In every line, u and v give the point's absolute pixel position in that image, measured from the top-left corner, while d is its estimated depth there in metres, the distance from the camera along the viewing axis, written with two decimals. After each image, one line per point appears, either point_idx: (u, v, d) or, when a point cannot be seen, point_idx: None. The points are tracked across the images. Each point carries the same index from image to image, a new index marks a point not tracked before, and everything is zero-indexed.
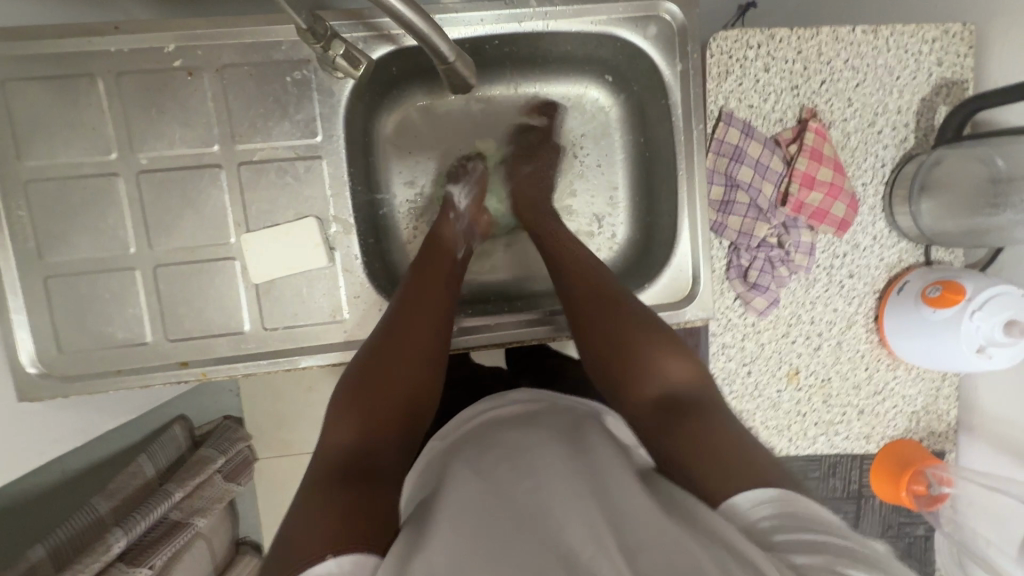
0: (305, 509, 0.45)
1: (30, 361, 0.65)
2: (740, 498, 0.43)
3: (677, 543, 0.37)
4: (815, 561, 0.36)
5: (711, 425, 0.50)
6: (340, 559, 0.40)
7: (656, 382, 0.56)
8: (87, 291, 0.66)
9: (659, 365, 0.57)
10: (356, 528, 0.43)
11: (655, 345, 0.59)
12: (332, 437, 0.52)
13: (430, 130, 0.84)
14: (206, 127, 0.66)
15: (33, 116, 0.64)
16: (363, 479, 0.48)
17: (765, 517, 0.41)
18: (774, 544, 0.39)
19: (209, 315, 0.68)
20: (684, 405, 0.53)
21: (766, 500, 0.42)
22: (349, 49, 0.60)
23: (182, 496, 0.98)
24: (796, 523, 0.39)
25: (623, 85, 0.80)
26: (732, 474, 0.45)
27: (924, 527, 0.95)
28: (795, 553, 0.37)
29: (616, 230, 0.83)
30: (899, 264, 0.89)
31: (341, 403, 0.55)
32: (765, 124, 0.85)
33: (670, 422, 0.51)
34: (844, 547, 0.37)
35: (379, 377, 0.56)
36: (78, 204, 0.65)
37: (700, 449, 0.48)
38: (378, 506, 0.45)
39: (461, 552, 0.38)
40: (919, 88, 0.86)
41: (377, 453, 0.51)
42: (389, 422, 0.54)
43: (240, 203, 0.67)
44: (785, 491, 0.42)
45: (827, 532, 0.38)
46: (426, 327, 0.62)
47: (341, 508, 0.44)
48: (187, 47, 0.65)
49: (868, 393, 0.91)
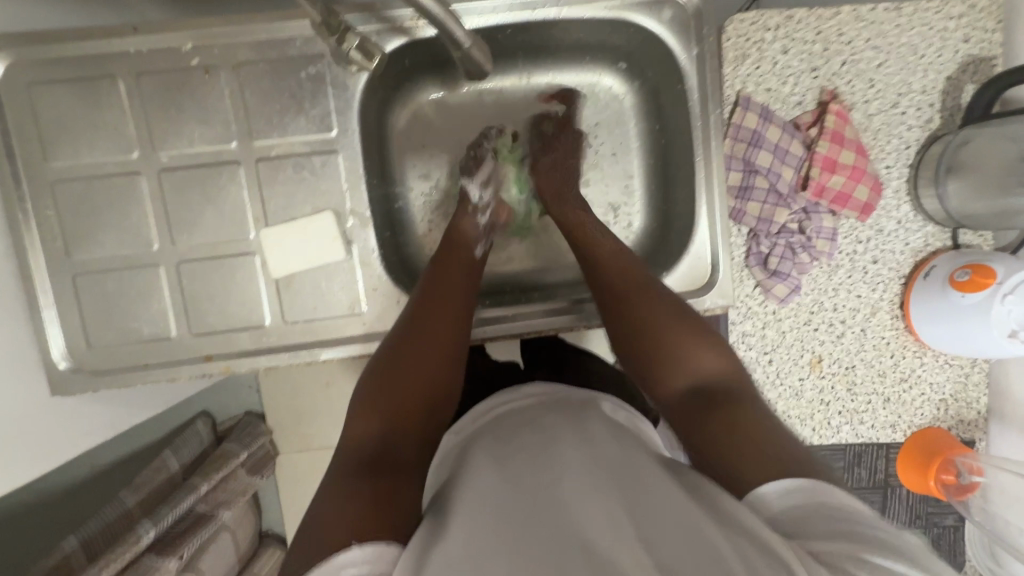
0: (330, 497, 0.46)
1: (61, 356, 0.67)
2: (766, 488, 0.42)
3: (695, 537, 0.37)
4: (835, 550, 0.36)
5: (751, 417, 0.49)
6: (363, 546, 0.40)
7: (687, 374, 0.56)
8: (113, 288, 0.67)
9: (691, 357, 0.56)
10: (381, 518, 0.43)
11: (686, 336, 0.58)
12: (356, 427, 0.53)
13: (443, 122, 0.83)
14: (223, 124, 0.67)
15: (58, 117, 0.65)
16: (387, 470, 0.48)
17: (787, 504, 0.41)
18: (795, 532, 0.39)
19: (231, 310, 0.69)
20: (717, 394, 0.53)
21: (789, 490, 0.41)
22: (364, 40, 0.60)
23: (208, 489, 1.00)
24: (819, 512, 0.39)
25: (636, 71, 0.79)
26: (759, 463, 0.44)
27: (954, 517, 0.93)
28: (815, 540, 0.37)
29: (631, 219, 0.83)
30: (926, 249, 0.86)
31: (364, 395, 0.55)
32: (784, 107, 0.84)
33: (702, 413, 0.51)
34: (869, 536, 0.37)
35: (400, 368, 0.56)
36: (102, 203, 0.67)
37: (731, 446, 0.47)
38: (402, 498, 0.46)
39: (479, 543, 0.38)
40: (945, 66, 0.83)
41: (398, 446, 0.51)
42: (409, 415, 0.54)
43: (258, 199, 0.68)
44: (807, 479, 0.41)
45: (850, 521, 0.38)
46: (447, 319, 0.62)
47: (365, 499, 0.44)
48: (204, 45, 0.66)
49: (894, 380, 0.89)
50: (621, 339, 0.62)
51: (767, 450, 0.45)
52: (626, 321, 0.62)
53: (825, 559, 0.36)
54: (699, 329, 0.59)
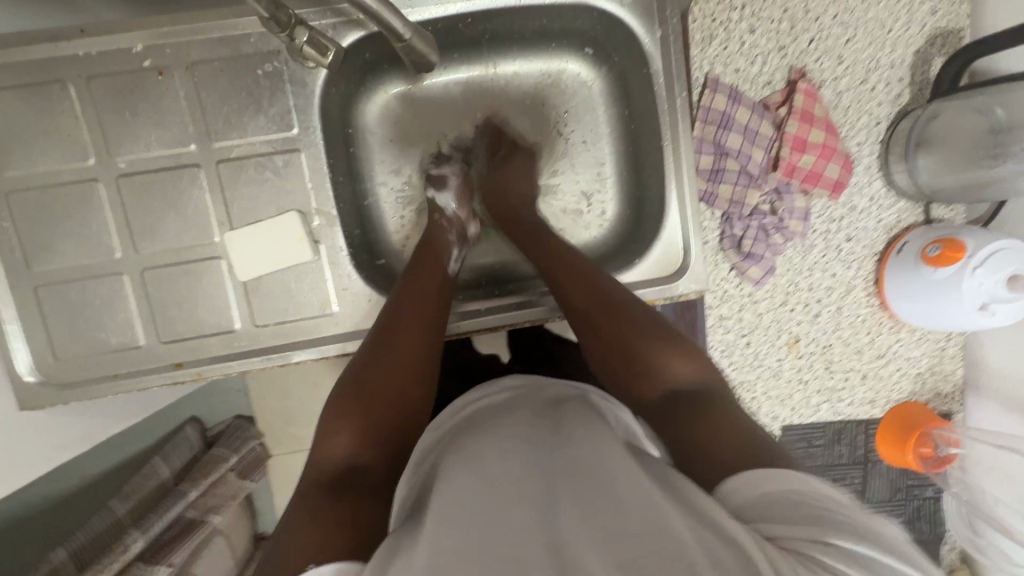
0: (295, 522, 0.46)
1: (27, 370, 0.66)
2: (733, 479, 0.43)
3: (661, 532, 0.36)
4: (795, 534, 0.37)
5: (723, 420, 0.50)
6: (321, 566, 0.40)
7: (662, 383, 0.56)
8: (77, 298, 0.66)
9: (664, 364, 0.57)
10: (345, 534, 0.44)
11: (665, 346, 0.58)
12: (328, 450, 0.53)
13: (411, 115, 0.82)
14: (180, 126, 0.65)
15: (8, 126, 0.64)
16: (355, 490, 0.49)
17: (753, 493, 0.41)
18: (756, 517, 0.40)
19: (200, 315, 0.68)
20: (692, 402, 0.54)
21: (751, 479, 0.42)
22: (314, 36, 0.59)
23: (196, 495, 0.99)
24: (785, 497, 0.40)
25: (603, 56, 0.78)
26: (723, 459, 0.46)
27: (935, 489, 0.94)
28: (778, 526, 0.38)
29: (605, 207, 0.82)
30: (899, 225, 0.87)
31: (335, 409, 0.55)
32: (753, 88, 0.83)
33: (674, 425, 0.52)
34: (839, 521, 0.37)
35: (376, 375, 0.57)
36: (61, 212, 0.65)
37: (701, 457, 0.47)
38: (365, 516, 0.46)
39: (442, 547, 0.38)
40: (913, 40, 0.83)
41: (367, 464, 0.52)
42: (381, 424, 0.54)
43: (221, 201, 0.67)
44: (775, 469, 0.42)
45: (816, 505, 0.39)
46: (422, 321, 0.63)
47: (329, 519, 0.45)
48: (155, 46, 0.64)
49: (871, 357, 0.90)
50: (598, 355, 0.61)
51: (734, 448, 0.47)
52: (602, 325, 0.61)
53: (784, 544, 0.36)
54: (671, 338, 0.59)
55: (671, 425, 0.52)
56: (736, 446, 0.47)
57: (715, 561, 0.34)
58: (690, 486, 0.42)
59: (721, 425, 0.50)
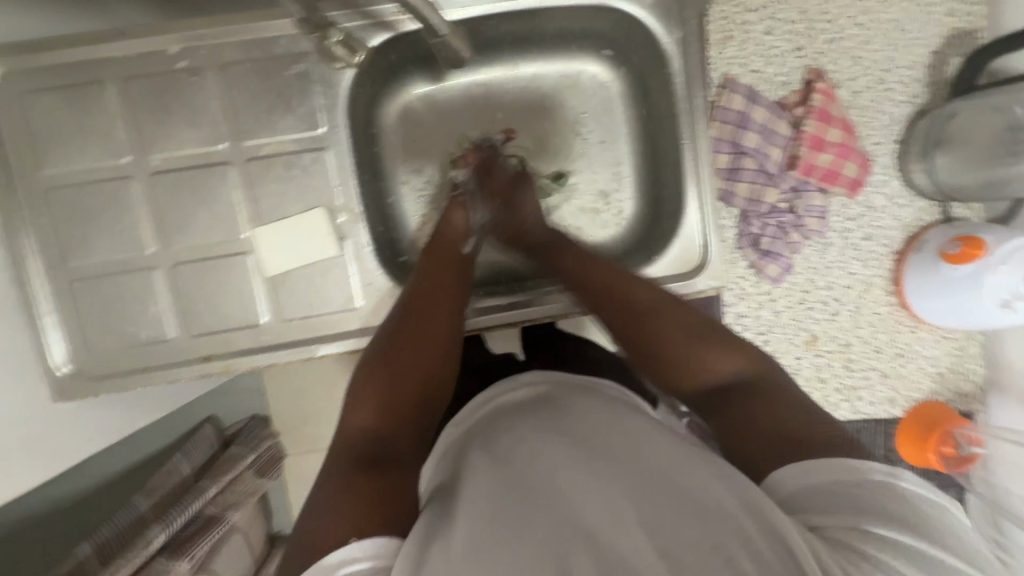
0: (323, 495, 0.47)
1: (62, 361, 0.68)
2: (779, 472, 0.43)
3: (693, 521, 0.38)
4: (839, 527, 0.38)
5: (777, 411, 0.48)
6: (360, 540, 0.41)
7: (704, 376, 0.55)
8: (111, 291, 0.68)
9: (709, 360, 0.56)
10: (379, 511, 0.44)
11: (706, 340, 0.57)
12: (351, 428, 0.54)
13: (432, 116, 0.84)
14: (212, 125, 0.67)
15: (49, 125, 0.66)
16: (381, 465, 0.49)
17: (802, 484, 0.42)
18: (800, 507, 0.41)
19: (229, 309, 0.69)
20: (736, 394, 0.52)
21: (799, 471, 0.42)
22: (347, 37, 0.62)
23: (216, 492, 1.00)
24: (827, 486, 0.41)
25: (622, 57, 0.80)
26: (772, 453, 0.45)
27: (957, 491, 0.93)
28: (820, 516, 0.39)
29: (623, 206, 0.83)
30: (917, 224, 0.87)
31: (360, 389, 0.56)
32: (771, 88, 0.84)
33: (722, 419, 0.51)
34: (881, 509, 0.39)
35: (396, 363, 0.58)
36: (97, 208, 0.67)
37: (759, 453, 0.46)
38: (395, 489, 0.47)
39: (480, 541, 0.39)
40: (929, 40, 0.84)
41: (392, 442, 0.52)
42: (404, 407, 0.55)
43: (250, 198, 0.69)
44: (824, 458, 0.42)
45: (860, 493, 0.40)
46: (444, 311, 0.64)
47: (359, 494, 0.45)
48: (190, 48, 0.66)
49: (890, 355, 0.90)
50: (637, 357, 0.61)
51: (793, 439, 0.45)
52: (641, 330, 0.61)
53: (829, 536, 0.38)
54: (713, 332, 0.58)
55: (725, 424, 0.51)
56: (781, 434, 0.46)
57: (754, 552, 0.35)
58: (736, 473, 0.42)
59: (765, 414, 0.49)
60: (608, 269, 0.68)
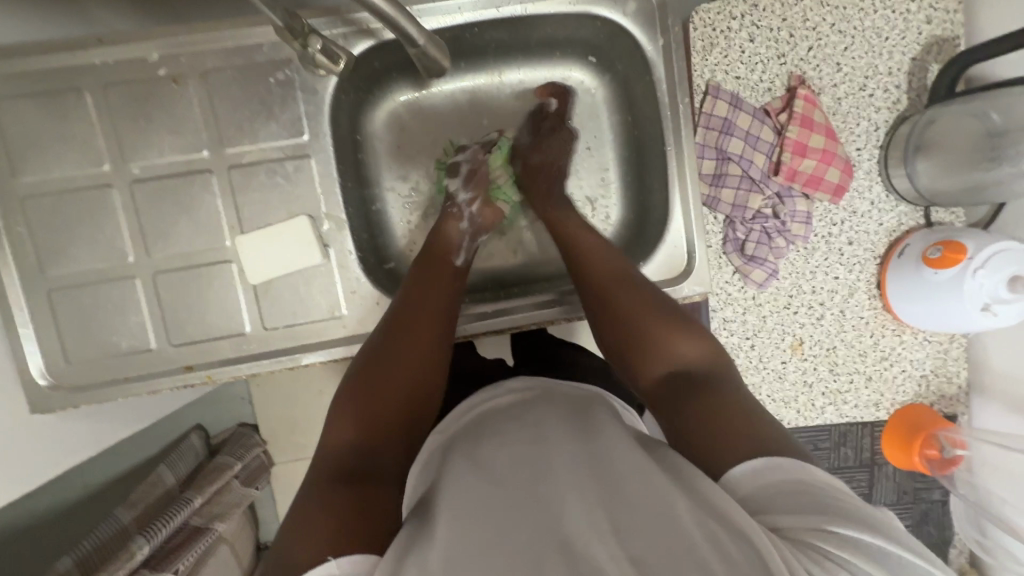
0: (303, 509, 0.46)
1: (40, 373, 0.67)
2: (736, 469, 0.43)
3: (669, 527, 0.37)
4: (800, 525, 0.37)
5: (731, 403, 0.50)
6: (339, 559, 0.40)
7: (669, 363, 0.56)
8: (90, 301, 0.67)
9: (674, 346, 0.57)
10: (358, 527, 0.44)
11: (677, 328, 0.58)
12: (332, 442, 0.53)
13: (418, 123, 0.84)
14: (193, 133, 0.67)
15: (25, 132, 0.65)
16: (363, 480, 0.49)
17: (761, 483, 0.41)
18: (758, 509, 0.40)
19: (211, 318, 0.69)
20: (699, 384, 0.53)
21: (758, 469, 0.42)
22: (327, 43, 0.60)
23: (201, 502, 0.99)
24: (789, 487, 0.40)
25: (606, 64, 0.80)
26: (727, 442, 0.46)
27: (941, 492, 0.94)
28: (782, 515, 0.39)
29: (609, 212, 0.83)
30: (899, 228, 0.88)
31: (342, 400, 0.56)
32: (754, 95, 0.85)
33: (676, 403, 0.52)
34: (841, 509, 0.38)
35: (381, 373, 0.57)
36: (75, 217, 0.66)
37: (704, 435, 0.47)
38: (378, 507, 0.46)
39: (457, 549, 0.38)
40: (909, 47, 0.85)
41: (375, 457, 0.52)
42: (387, 419, 0.55)
43: (232, 206, 0.68)
44: (781, 458, 0.42)
45: (818, 492, 0.39)
46: (429, 318, 0.63)
47: (340, 509, 0.45)
48: (170, 55, 0.66)
49: (875, 359, 0.90)
50: (607, 332, 0.61)
51: (743, 431, 0.46)
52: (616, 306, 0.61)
53: (790, 535, 0.37)
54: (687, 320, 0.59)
55: (675, 404, 0.52)
56: (738, 427, 0.47)
57: (727, 559, 0.35)
58: (697, 474, 0.43)
59: (728, 406, 0.49)
60: (591, 248, 0.68)
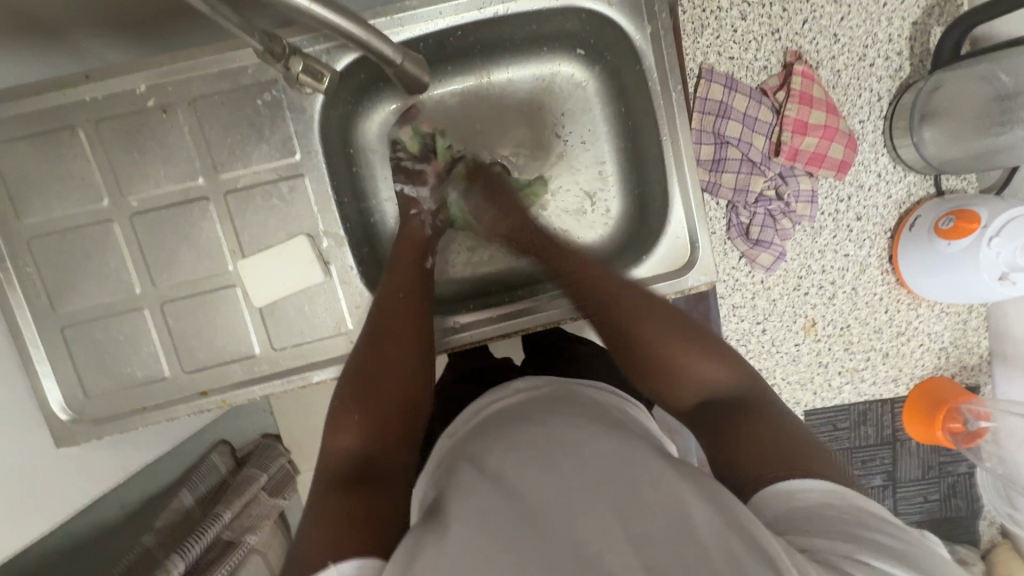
0: (309, 517, 0.46)
1: (60, 409, 0.68)
2: (773, 489, 0.44)
3: (675, 530, 0.37)
4: (833, 550, 0.37)
5: (773, 428, 0.49)
6: (339, 565, 0.40)
7: (701, 388, 0.55)
8: (102, 335, 0.68)
9: (702, 370, 0.56)
10: (362, 532, 0.43)
11: (698, 349, 0.57)
12: (333, 452, 0.52)
13: (410, 130, 0.83)
14: (187, 161, 0.67)
15: (24, 174, 0.66)
16: (368, 484, 0.48)
17: (791, 509, 0.42)
18: (795, 532, 0.40)
19: (221, 343, 0.69)
20: (724, 408, 0.53)
21: (791, 493, 0.43)
22: (308, 64, 0.61)
23: (230, 516, 1.01)
24: (820, 514, 0.40)
25: (596, 56, 0.79)
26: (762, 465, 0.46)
27: (968, 464, 0.92)
28: (814, 538, 0.38)
29: (609, 205, 0.82)
30: (909, 199, 0.86)
31: (340, 408, 0.56)
32: (749, 74, 0.83)
33: (725, 434, 0.50)
34: (872, 538, 0.38)
35: (372, 376, 0.58)
36: (79, 253, 0.67)
37: (745, 460, 0.47)
38: (379, 508, 0.46)
39: (469, 556, 0.38)
40: (909, 12, 0.82)
41: (379, 458, 0.52)
42: (384, 420, 0.55)
43: (232, 231, 0.68)
44: (814, 481, 0.43)
45: (851, 521, 0.40)
46: (410, 319, 0.65)
47: (343, 515, 0.45)
48: (157, 85, 0.66)
49: (891, 334, 0.89)
50: (625, 357, 0.60)
51: (772, 451, 0.47)
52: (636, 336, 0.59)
53: (822, 558, 0.37)
54: (705, 339, 0.58)
55: (716, 437, 0.51)
56: (775, 450, 0.46)
57: (738, 565, 0.35)
58: (716, 484, 0.41)
59: (775, 434, 0.48)
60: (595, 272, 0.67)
